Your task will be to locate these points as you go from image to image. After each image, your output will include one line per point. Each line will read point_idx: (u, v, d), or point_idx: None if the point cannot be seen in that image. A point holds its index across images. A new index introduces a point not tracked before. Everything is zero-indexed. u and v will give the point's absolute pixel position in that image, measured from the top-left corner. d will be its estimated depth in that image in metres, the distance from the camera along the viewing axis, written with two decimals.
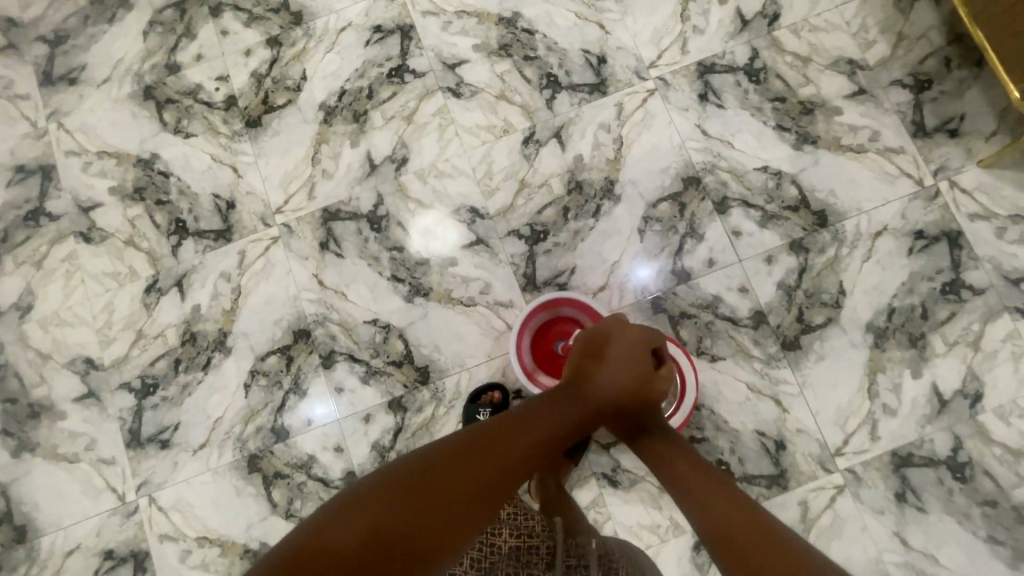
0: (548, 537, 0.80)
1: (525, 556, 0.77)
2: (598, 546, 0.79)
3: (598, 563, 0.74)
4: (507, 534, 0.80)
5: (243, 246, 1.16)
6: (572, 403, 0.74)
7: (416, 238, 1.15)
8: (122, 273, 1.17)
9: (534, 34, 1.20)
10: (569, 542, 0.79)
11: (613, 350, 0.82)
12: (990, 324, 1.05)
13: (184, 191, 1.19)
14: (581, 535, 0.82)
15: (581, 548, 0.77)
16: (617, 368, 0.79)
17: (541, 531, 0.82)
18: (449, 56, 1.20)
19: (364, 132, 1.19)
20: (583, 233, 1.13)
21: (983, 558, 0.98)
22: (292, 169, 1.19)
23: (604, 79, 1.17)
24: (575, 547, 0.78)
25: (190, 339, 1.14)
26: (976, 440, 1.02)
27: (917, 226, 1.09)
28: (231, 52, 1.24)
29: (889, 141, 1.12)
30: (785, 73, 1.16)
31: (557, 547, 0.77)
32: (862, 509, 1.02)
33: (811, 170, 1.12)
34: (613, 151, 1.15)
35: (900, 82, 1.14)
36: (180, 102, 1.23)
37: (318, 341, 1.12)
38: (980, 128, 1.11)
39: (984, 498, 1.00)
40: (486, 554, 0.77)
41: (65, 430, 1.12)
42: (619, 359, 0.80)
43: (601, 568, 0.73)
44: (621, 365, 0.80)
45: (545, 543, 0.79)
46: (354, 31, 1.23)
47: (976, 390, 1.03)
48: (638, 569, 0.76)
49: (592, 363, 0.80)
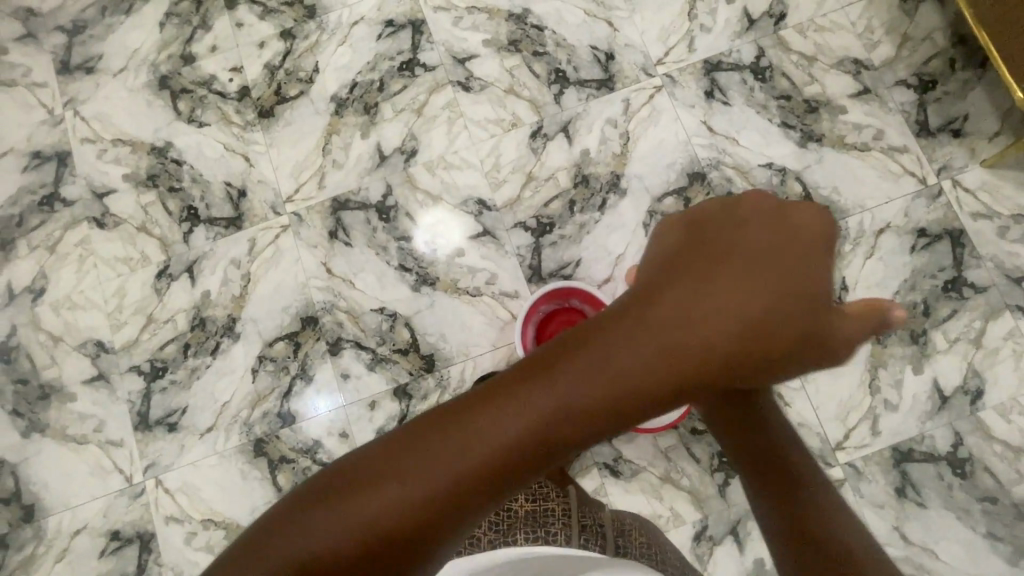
0: (562, 499, 0.86)
1: (542, 517, 0.81)
2: (610, 513, 0.87)
3: (614, 528, 0.82)
4: (523, 497, 0.83)
5: (253, 233, 1.18)
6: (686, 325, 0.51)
7: (424, 229, 1.16)
8: (134, 258, 1.19)
9: (543, 30, 1.22)
10: (583, 503, 0.87)
11: (737, 252, 0.55)
12: (992, 322, 1.06)
13: (196, 178, 1.21)
14: (593, 507, 0.87)
15: (596, 512, 0.86)
16: (744, 284, 0.53)
17: (555, 495, 0.86)
18: (460, 51, 1.22)
19: (375, 123, 1.21)
20: (588, 226, 1.14)
21: (981, 554, 0.99)
22: (303, 159, 1.21)
23: (612, 75, 1.19)
24: (590, 511, 0.86)
25: (200, 324, 1.16)
26: (977, 436, 1.03)
27: (920, 224, 1.10)
28: (246, 44, 1.26)
29: (892, 141, 1.13)
30: (790, 72, 1.17)
31: (573, 508, 0.84)
32: (862, 503, 1.02)
33: (815, 167, 1.14)
34: (619, 146, 1.17)
35: (905, 82, 1.15)
36: (194, 92, 1.25)
37: (325, 328, 1.14)
38: (983, 128, 1.12)
39: (984, 494, 1.01)
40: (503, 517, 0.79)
41: (74, 412, 1.14)
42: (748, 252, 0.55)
43: (615, 531, 0.81)
44: (750, 274, 0.54)
45: (560, 506, 0.84)
46: (366, 25, 1.25)
47: (977, 387, 1.04)
48: (647, 532, 0.85)
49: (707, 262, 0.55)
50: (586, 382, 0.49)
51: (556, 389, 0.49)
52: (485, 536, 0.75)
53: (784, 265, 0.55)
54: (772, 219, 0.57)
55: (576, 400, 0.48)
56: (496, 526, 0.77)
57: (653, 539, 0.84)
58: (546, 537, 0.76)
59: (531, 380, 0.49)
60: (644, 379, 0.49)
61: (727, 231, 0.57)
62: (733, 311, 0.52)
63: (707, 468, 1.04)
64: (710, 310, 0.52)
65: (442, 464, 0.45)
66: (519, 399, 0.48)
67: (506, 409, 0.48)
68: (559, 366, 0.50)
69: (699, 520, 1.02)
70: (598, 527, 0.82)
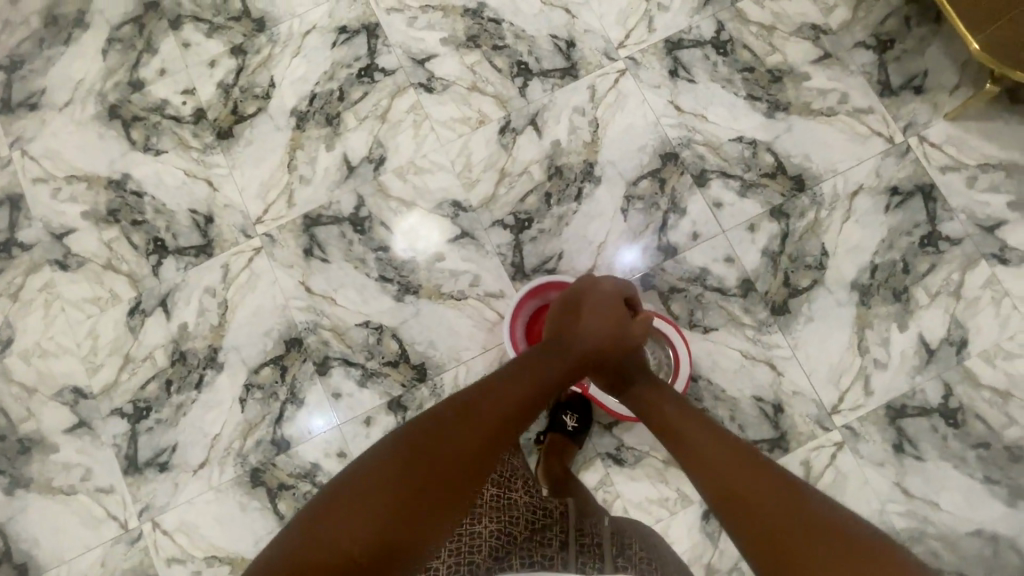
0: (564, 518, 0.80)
1: (539, 538, 0.77)
2: (610, 526, 0.81)
3: (613, 539, 0.78)
4: (523, 511, 0.80)
5: (225, 259, 1.15)
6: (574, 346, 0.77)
7: (399, 237, 1.14)
8: (103, 297, 1.15)
9: (501, 23, 1.20)
10: (581, 519, 0.82)
11: (584, 313, 0.83)
12: (969, 272, 1.08)
13: (159, 209, 1.17)
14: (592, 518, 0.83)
15: (595, 526, 0.80)
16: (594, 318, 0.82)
17: (557, 510, 0.82)
18: (418, 52, 1.20)
19: (339, 134, 1.18)
20: (567, 217, 1.13)
21: (980, 499, 1.01)
22: (268, 178, 1.17)
23: (575, 63, 1.18)
24: (590, 526, 0.80)
25: (180, 359, 1.12)
26: (965, 384, 1.05)
27: (892, 183, 1.11)
28: (195, 64, 1.22)
29: (857, 103, 1.14)
30: (751, 43, 1.17)
31: (569, 522, 0.79)
32: (861, 463, 1.04)
33: (785, 137, 1.14)
34: (589, 134, 1.16)
35: (863, 44, 1.16)
36: (147, 119, 1.20)
37: (311, 348, 1.11)
38: (943, 83, 1.13)
39: (977, 441, 1.03)
40: (507, 530, 0.77)
41: (59, 462, 1.10)
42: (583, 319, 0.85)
43: (614, 547, 0.76)
44: (589, 324, 0.81)
45: (559, 524, 0.79)
46: (319, 34, 1.21)
47: (961, 336, 1.06)
48: (649, 549, 0.79)
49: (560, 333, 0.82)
50: (523, 386, 0.66)
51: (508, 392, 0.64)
52: (485, 563, 0.72)
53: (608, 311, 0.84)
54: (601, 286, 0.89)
55: (512, 397, 0.64)
56: (495, 551, 0.74)
57: (656, 558, 0.78)
58: (543, 562, 0.72)
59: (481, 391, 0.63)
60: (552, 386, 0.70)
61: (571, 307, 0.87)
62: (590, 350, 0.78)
63: None
64: (573, 349, 0.77)
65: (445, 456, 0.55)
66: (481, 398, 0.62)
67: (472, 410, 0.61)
68: (499, 384, 0.65)
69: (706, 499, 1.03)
70: (597, 545, 0.76)
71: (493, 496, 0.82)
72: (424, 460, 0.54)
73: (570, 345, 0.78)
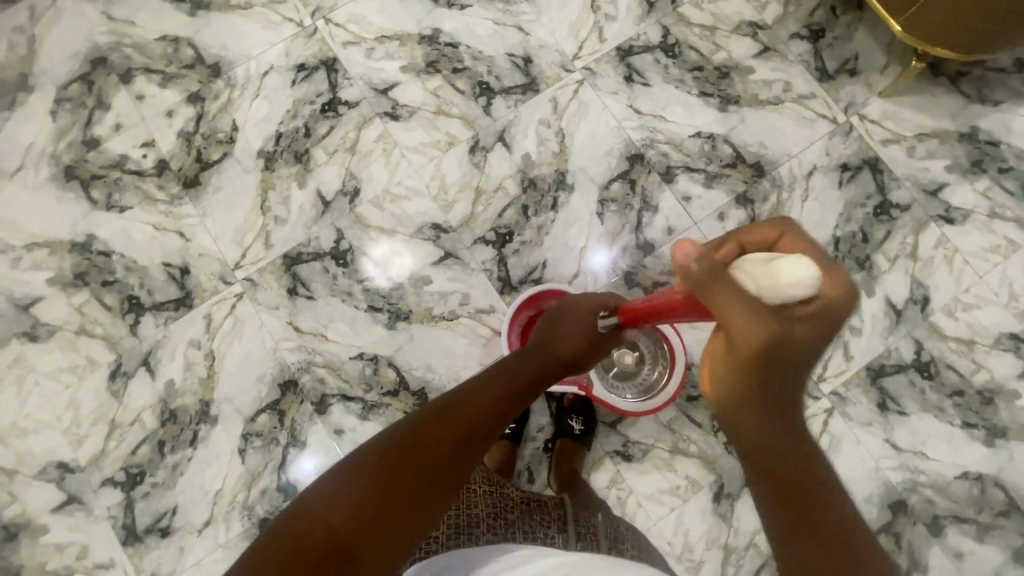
0: (560, 508, 0.84)
1: (540, 516, 0.82)
2: (604, 519, 0.85)
3: (607, 533, 0.81)
4: (519, 504, 0.83)
5: (206, 309, 1.12)
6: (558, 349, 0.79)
7: (373, 269, 1.14)
8: (80, 365, 1.10)
9: (457, 47, 1.23)
10: (579, 513, 0.85)
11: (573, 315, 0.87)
12: (921, 234, 1.16)
13: (130, 266, 1.14)
14: (589, 511, 0.87)
15: (590, 519, 0.84)
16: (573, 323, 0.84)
17: (552, 504, 0.85)
18: (380, 82, 1.21)
19: (309, 170, 1.18)
20: (546, 227, 1.16)
21: (962, 443, 1.09)
22: (242, 222, 1.16)
23: (534, 78, 1.21)
24: (584, 518, 0.84)
25: (171, 417, 1.09)
26: (933, 339, 1.12)
27: (842, 160, 1.19)
28: (152, 116, 1.20)
29: (800, 90, 1.22)
30: (697, 44, 1.24)
31: (568, 515, 0.83)
32: (852, 425, 1.10)
33: (739, 128, 1.21)
34: (557, 144, 1.19)
35: (798, 35, 1.24)
36: (107, 177, 1.17)
37: (306, 388, 1.10)
38: (873, 64, 1.23)
39: (951, 389, 1.10)
40: (505, 514, 0.80)
41: (50, 543, 1.04)
42: (716, 275, 0.51)
43: (609, 536, 0.80)
44: (572, 325, 0.83)
45: (557, 509, 0.84)
46: (277, 73, 1.21)
47: (923, 295, 1.14)
48: (639, 542, 0.84)
49: (546, 335, 0.82)
50: (499, 389, 0.66)
51: (474, 401, 0.62)
52: (485, 536, 0.76)
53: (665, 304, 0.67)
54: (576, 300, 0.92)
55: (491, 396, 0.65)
56: (494, 529, 0.78)
57: (646, 551, 0.82)
58: (545, 538, 0.77)
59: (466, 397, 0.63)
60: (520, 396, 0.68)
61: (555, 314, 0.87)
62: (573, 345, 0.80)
63: (711, 431, 1.08)
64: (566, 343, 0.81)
65: (428, 473, 0.52)
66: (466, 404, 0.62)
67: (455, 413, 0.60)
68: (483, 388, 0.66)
69: (714, 482, 1.06)
70: (593, 534, 0.80)
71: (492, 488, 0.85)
72: (412, 459, 0.52)
73: (554, 346, 0.79)
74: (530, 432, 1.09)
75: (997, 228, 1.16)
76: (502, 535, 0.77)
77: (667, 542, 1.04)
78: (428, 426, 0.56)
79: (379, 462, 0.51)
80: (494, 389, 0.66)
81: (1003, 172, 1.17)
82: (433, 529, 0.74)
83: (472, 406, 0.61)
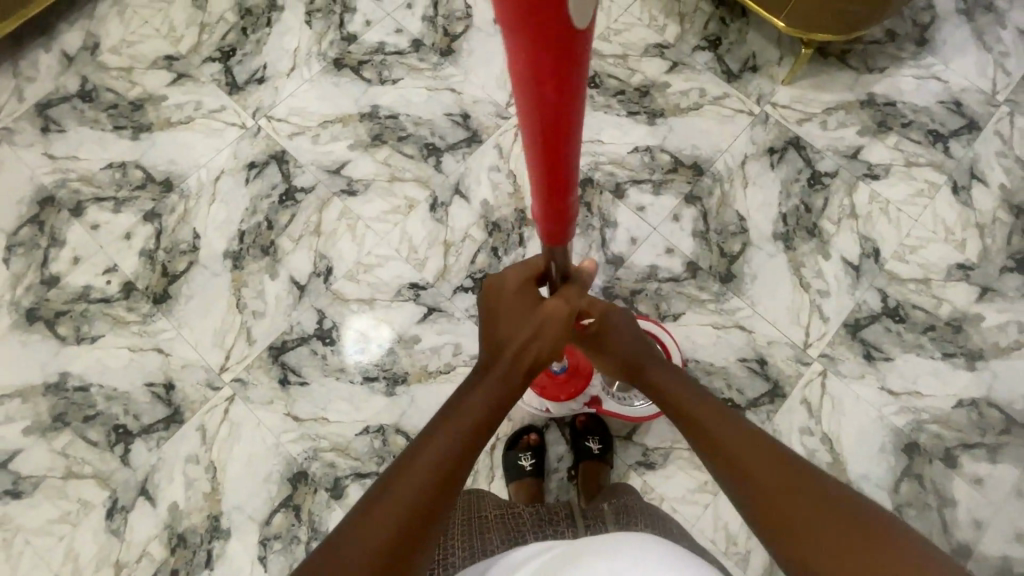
0: (566, 506, 0.87)
1: (548, 513, 0.85)
2: (608, 501, 0.87)
3: (614, 511, 0.82)
4: (525, 510, 0.85)
5: (199, 420, 1.09)
6: (503, 359, 0.68)
7: (354, 345, 1.15)
8: (73, 510, 1.04)
9: (398, 117, 1.30)
10: (586, 508, 0.87)
11: (505, 311, 0.73)
12: (854, 194, 1.27)
13: (111, 395, 1.11)
14: (600, 501, 0.88)
15: (597, 507, 0.86)
16: (513, 321, 0.71)
17: (558, 506, 0.88)
18: (330, 163, 1.26)
19: (279, 260, 1.19)
20: (519, 262, 1.21)
21: (949, 374, 1.15)
22: (221, 324, 1.15)
23: (475, 130, 1.29)
24: (590, 510, 0.86)
25: (181, 541, 1.03)
26: (893, 285, 1.20)
27: (768, 145, 1.30)
28: (111, 242, 1.20)
29: (714, 93, 1.34)
30: (613, 72, 1.35)
31: (575, 513, 0.85)
32: (846, 381, 1.15)
33: (671, 136, 1.31)
34: (510, 184, 1.26)
35: (699, 47, 1.38)
36: (72, 310, 1.15)
37: (318, 476, 1.07)
38: (769, 59, 1.37)
39: (924, 326, 1.18)
40: (514, 518, 0.83)
41: None
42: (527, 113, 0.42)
43: (615, 514, 0.81)
44: (513, 315, 0.72)
45: (562, 509, 0.87)
46: (229, 176, 1.25)
47: (873, 248, 1.23)
48: (649, 507, 0.84)
49: (494, 345, 0.70)
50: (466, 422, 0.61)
51: (449, 447, 0.58)
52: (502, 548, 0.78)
53: (555, 133, 0.44)
54: (500, 294, 0.75)
55: (461, 432, 0.60)
56: (505, 538, 0.79)
57: (658, 515, 0.83)
58: (555, 531, 0.81)
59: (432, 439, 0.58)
60: (492, 415, 0.63)
61: (489, 313, 0.75)
62: (522, 345, 0.69)
63: None
64: (523, 346, 0.69)
65: (420, 543, 0.52)
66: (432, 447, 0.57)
67: (425, 460, 0.56)
68: (450, 419, 0.61)
69: None
70: (598, 516, 0.83)
71: (499, 501, 0.87)
72: (388, 519, 0.51)
73: (502, 351, 0.69)
74: (551, 465, 1.10)
75: (917, 174, 1.27)
76: (513, 538, 0.79)
77: (710, 540, 1.04)
78: (406, 487, 0.53)
79: (371, 536, 0.50)
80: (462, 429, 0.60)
81: (906, 126, 1.31)
82: (450, 553, 0.77)
83: (443, 446, 0.57)
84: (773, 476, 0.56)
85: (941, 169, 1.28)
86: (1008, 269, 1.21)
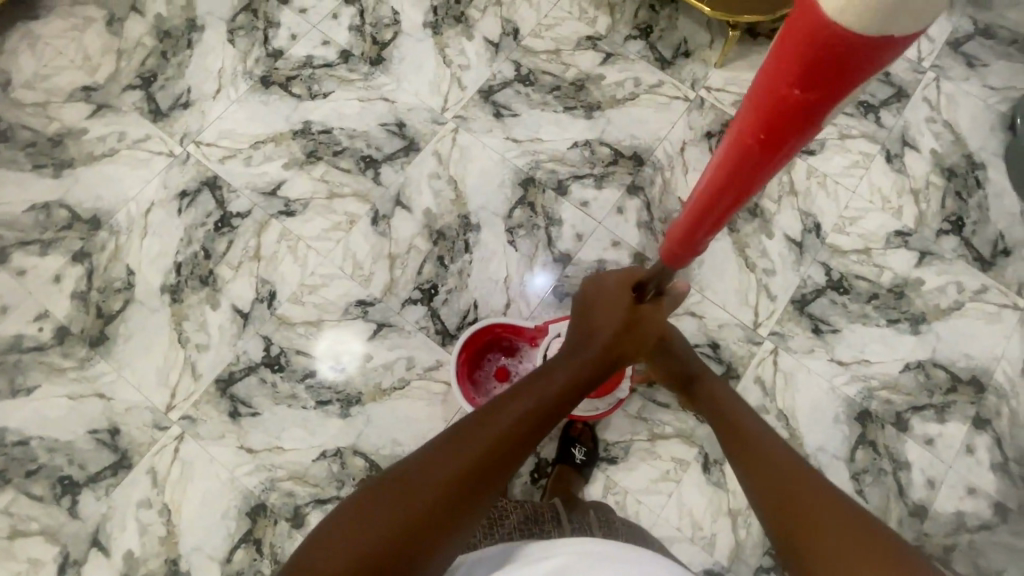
0: (550, 507, 0.89)
1: (535, 513, 0.86)
2: (597, 514, 0.90)
3: (597, 522, 0.87)
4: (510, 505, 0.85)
5: (149, 463, 1.06)
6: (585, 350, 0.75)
7: (304, 368, 1.12)
8: (22, 570, 1.00)
9: (331, 131, 1.27)
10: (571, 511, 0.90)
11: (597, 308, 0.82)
12: (793, 171, 1.28)
13: (53, 446, 1.06)
14: (583, 509, 0.92)
15: (580, 513, 0.90)
16: (604, 314, 0.79)
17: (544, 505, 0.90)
18: (265, 185, 1.23)
19: (219, 289, 1.16)
20: (465, 268, 1.19)
21: (894, 340, 1.18)
22: (164, 362, 1.12)
23: (412, 139, 1.27)
24: (577, 515, 0.89)
25: None
26: (836, 258, 1.22)
27: (705, 130, 1.31)
28: (39, 287, 1.15)
29: (649, 81, 1.34)
30: (548, 68, 1.34)
31: (559, 515, 0.87)
32: (797, 357, 1.17)
33: (609, 128, 1.30)
34: (452, 191, 1.24)
35: (631, 36, 1.37)
36: (4, 363, 1.10)
37: (276, 507, 1.04)
38: (701, 43, 1.37)
39: (867, 296, 1.20)
40: (500, 513, 0.82)
41: None
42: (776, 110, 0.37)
43: (602, 525, 0.85)
44: (607, 306, 0.80)
45: (548, 508, 0.88)
46: (160, 207, 1.21)
47: (813, 223, 1.25)
48: (633, 528, 0.88)
49: (585, 330, 0.79)
50: (512, 417, 0.62)
51: (481, 440, 0.58)
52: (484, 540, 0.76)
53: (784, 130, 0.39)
54: (598, 290, 0.83)
55: (500, 425, 0.60)
56: (488, 526, 0.79)
57: (641, 533, 0.87)
58: (541, 531, 0.82)
59: (477, 427, 0.59)
60: (539, 419, 0.63)
61: (584, 305, 0.84)
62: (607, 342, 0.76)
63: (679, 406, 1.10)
64: (603, 342, 0.76)
65: (439, 532, 0.51)
66: (472, 438, 0.58)
67: (457, 449, 0.56)
68: (490, 412, 0.62)
69: (699, 454, 1.08)
70: (585, 522, 0.86)
71: None
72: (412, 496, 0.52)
73: (593, 340, 0.77)
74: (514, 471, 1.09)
75: (851, 146, 1.29)
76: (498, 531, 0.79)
77: (675, 528, 1.05)
78: (430, 471, 0.54)
79: (389, 513, 0.50)
80: (501, 425, 0.60)
81: None
82: None
83: (478, 436, 0.58)
84: (782, 475, 0.63)
85: (873, 139, 1.30)
86: (944, 232, 1.24)
